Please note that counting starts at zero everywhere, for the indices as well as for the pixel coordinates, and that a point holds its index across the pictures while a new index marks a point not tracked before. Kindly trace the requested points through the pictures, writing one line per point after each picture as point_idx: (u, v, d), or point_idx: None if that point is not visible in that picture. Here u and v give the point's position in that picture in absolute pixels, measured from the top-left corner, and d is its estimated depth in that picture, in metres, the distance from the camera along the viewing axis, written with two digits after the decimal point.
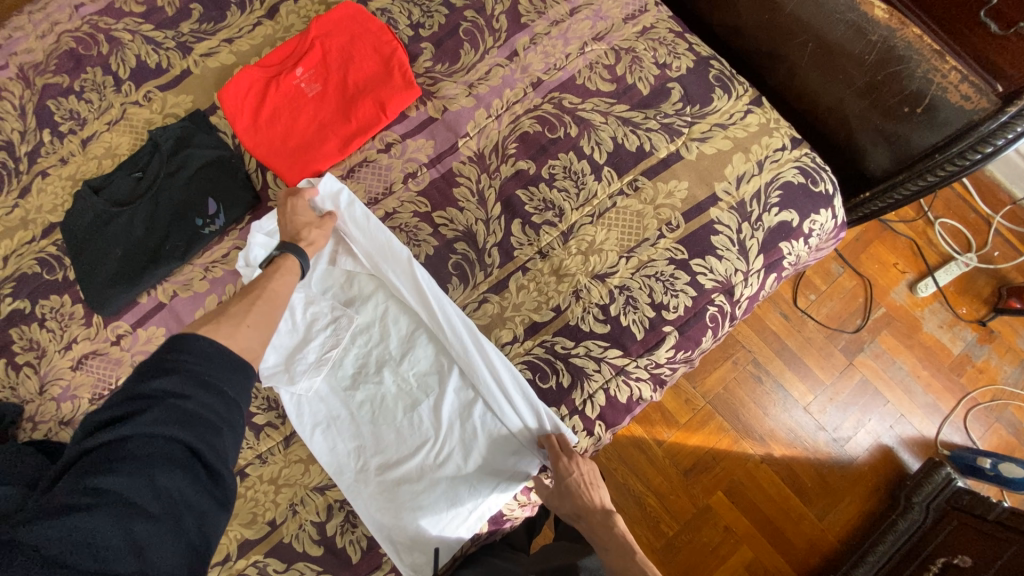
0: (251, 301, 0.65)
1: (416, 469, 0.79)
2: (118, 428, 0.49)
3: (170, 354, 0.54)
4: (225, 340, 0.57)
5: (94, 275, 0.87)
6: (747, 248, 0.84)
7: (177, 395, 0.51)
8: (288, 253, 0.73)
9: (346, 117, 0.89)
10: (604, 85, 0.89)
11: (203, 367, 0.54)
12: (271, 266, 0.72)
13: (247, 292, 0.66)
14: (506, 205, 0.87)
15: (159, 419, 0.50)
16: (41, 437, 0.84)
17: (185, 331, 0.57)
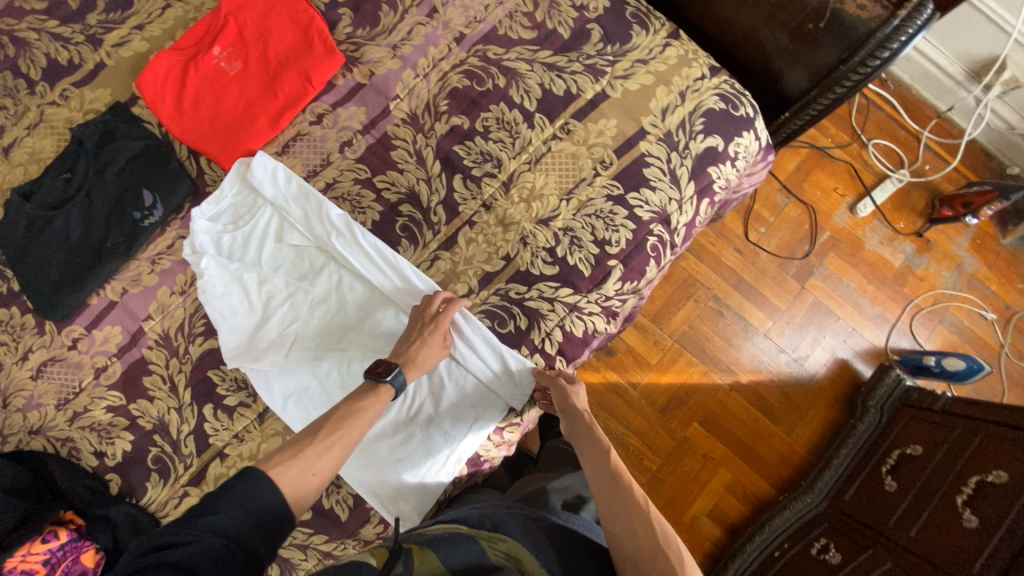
0: (331, 437, 0.68)
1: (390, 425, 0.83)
2: (168, 552, 0.54)
3: (230, 494, 0.58)
4: (283, 485, 0.62)
5: (39, 282, 0.86)
6: (679, 177, 0.88)
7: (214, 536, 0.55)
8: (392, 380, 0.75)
9: (273, 93, 0.89)
10: (526, 33, 0.91)
11: (251, 510, 0.58)
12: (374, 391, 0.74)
13: (334, 424, 0.69)
14: (445, 161, 0.88)
15: (200, 552, 0.54)
16: (13, 449, 0.84)
17: (256, 462, 0.62)
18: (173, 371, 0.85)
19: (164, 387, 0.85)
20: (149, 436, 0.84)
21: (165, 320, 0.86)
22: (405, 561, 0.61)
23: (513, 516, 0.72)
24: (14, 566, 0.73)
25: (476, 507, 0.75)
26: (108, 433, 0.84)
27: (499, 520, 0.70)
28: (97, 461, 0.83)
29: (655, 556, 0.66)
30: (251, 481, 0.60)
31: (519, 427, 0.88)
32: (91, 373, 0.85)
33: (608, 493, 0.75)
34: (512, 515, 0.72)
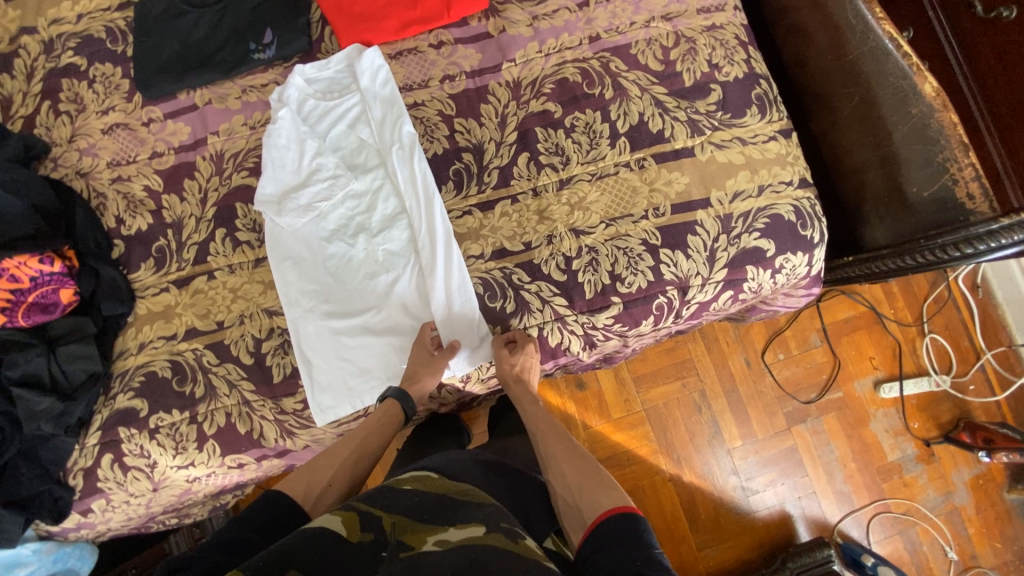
0: (344, 453, 0.80)
1: (355, 328, 0.89)
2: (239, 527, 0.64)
3: (260, 509, 0.68)
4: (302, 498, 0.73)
5: (148, 59, 0.95)
6: (716, 258, 0.89)
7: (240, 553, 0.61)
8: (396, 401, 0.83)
9: (412, 3, 0.94)
10: (654, 64, 0.92)
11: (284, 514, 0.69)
12: (380, 409, 0.84)
13: (348, 441, 0.81)
14: (522, 136, 0.92)
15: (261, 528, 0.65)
16: (57, 178, 0.94)
17: (285, 485, 0.74)
18: (209, 187, 0.93)
19: (196, 195, 0.93)
20: (163, 228, 0.92)
21: (226, 142, 0.94)
22: (379, 525, 0.58)
23: (471, 463, 0.78)
24: (9, 268, 0.82)
25: (441, 456, 0.78)
26: (134, 207, 0.93)
27: (457, 468, 0.74)
28: (115, 225, 0.93)
29: (585, 488, 0.72)
30: (281, 499, 0.71)
31: (458, 391, 0.95)
32: (148, 152, 0.94)
33: (547, 445, 0.82)
34: (472, 466, 0.77)
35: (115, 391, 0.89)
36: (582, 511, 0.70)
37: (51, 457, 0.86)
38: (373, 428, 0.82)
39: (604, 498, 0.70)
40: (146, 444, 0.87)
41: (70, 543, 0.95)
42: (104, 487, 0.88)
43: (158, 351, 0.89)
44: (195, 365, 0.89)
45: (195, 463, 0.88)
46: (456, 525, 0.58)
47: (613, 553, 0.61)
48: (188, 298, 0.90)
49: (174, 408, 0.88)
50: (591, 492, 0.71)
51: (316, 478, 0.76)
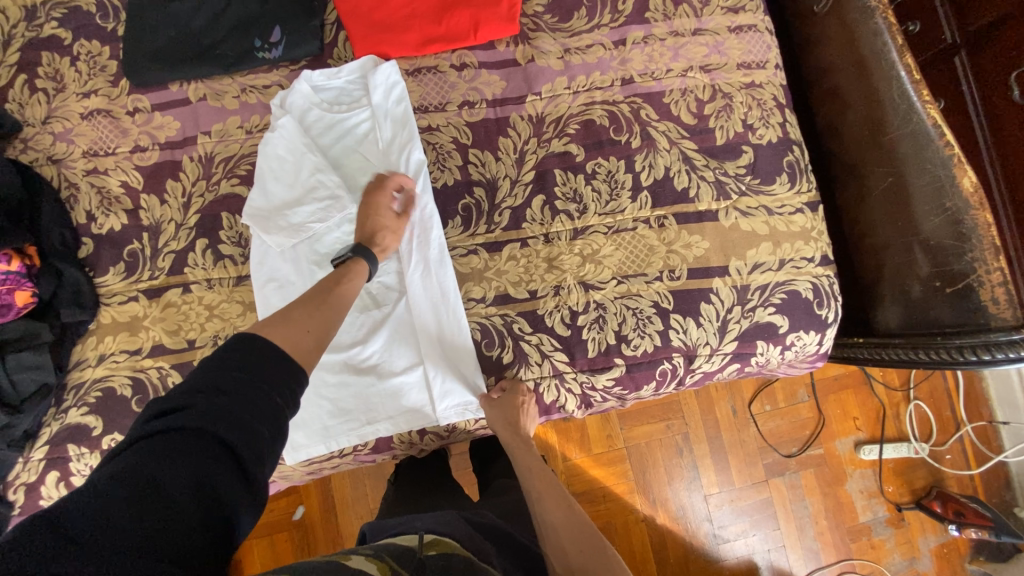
0: (317, 300, 0.64)
1: (337, 363, 0.82)
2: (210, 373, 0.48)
3: (224, 354, 0.50)
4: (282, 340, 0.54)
5: (139, 41, 0.86)
6: (727, 329, 0.85)
7: (232, 393, 0.47)
8: (362, 258, 0.75)
9: (437, 18, 0.86)
10: (687, 116, 0.87)
11: (263, 355, 0.51)
12: (344, 267, 0.72)
13: (316, 290, 0.65)
14: (539, 177, 0.86)
15: (239, 368, 0.49)
16: (24, 161, 0.85)
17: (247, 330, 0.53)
18: (194, 191, 0.85)
19: (178, 199, 0.85)
20: (138, 231, 0.84)
21: (217, 145, 0.86)
22: None
23: (474, 524, 0.73)
24: None
25: (456, 515, 0.74)
26: (108, 205, 0.84)
27: (475, 538, 0.68)
28: (85, 221, 0.84)
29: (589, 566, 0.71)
30: (256, 341, 0.52)
31: (439, 439, 0.89)
32: (129, 146, 0.86)
33: (544, 507, 0.79)
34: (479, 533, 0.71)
35: (67, 405, 0.82)
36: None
37: None
38: (340, 284, 0.69)
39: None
40: (97, 465, 0.81)
41: None
42: (46, 506, 0.82)
43: (119, 364, 0.82)
44: (159, 385, 0.81)
45: None
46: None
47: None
48: (158, 311, 0.83)
49: None
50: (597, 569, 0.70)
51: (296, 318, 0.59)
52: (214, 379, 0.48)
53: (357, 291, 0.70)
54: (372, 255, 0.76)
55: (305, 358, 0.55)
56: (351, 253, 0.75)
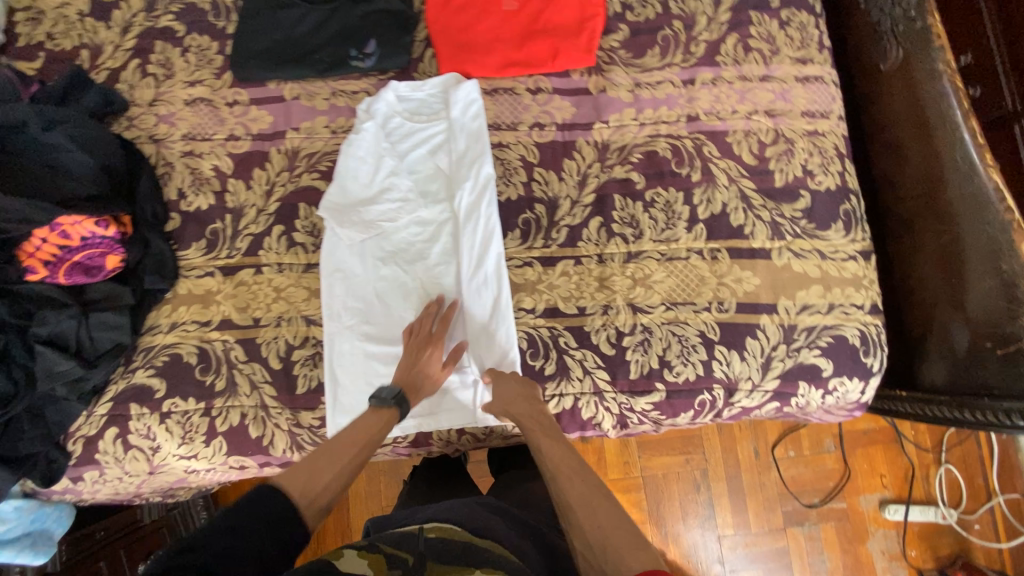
0: (348, 446, 0.72)
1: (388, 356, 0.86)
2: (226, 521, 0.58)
3: (229, 527, 0.57)
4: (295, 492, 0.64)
5: (247, 41, 0.94)
6: (770, 366, 0.86)
7: (225, 556, 0.55)
8: (395, 400, 0.77)
9: (519, 45, 0.93)
10: (748, 157, 0.90)
11: (263, 521, 0.59)
12: (377, 407, 0.76)
13: (340, 438, 0.73)
14: (599, 199, 0.90)
15: (247, 528, 0.58)
16: (128, 137, 0.93)
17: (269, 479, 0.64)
18: (277, 181, 0.91)
19: (262, 186, 0.91)
20: (222, 212, 0.90)
21: (304, 141, 0.92)
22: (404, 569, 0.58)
23: (477, 505, 0.75)
24: (64, 224, 0.79)
25: (459, 500, 0.77)
26: (198, 185, 0.91)
27: (479, 518, 0.70)
28: (175, 198, 0.91)
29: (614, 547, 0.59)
30: (273, 493, 0.62)
31: (475, 441, 0.91)
32: (225, 134, 0.93)
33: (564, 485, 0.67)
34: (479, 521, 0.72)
35: (135, 365, 0.87)
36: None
37: (55, 420, 0.84)
38: (367, 428, 0.74)
39: (634, 558, 0.57)
40: (154, 426, 0.85)
41: (51, 503, 0.96)
42: (102, 460, 0.86)
43: (188, 333, 0.87)
44: (222, 357, 0.86)
45: (199, 456, 0.85)
46: (483, 569, 0.58)
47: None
48: (231, 288, 0.88)
49: (191, 396, 0.86)
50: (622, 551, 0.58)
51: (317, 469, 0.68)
52: (219, 542, 0.56)
53: (383, 432, 0.75)
54: (405, 394, 0.78)
55: (305, 509, 0.63)
56: (386, 388, 0.78)
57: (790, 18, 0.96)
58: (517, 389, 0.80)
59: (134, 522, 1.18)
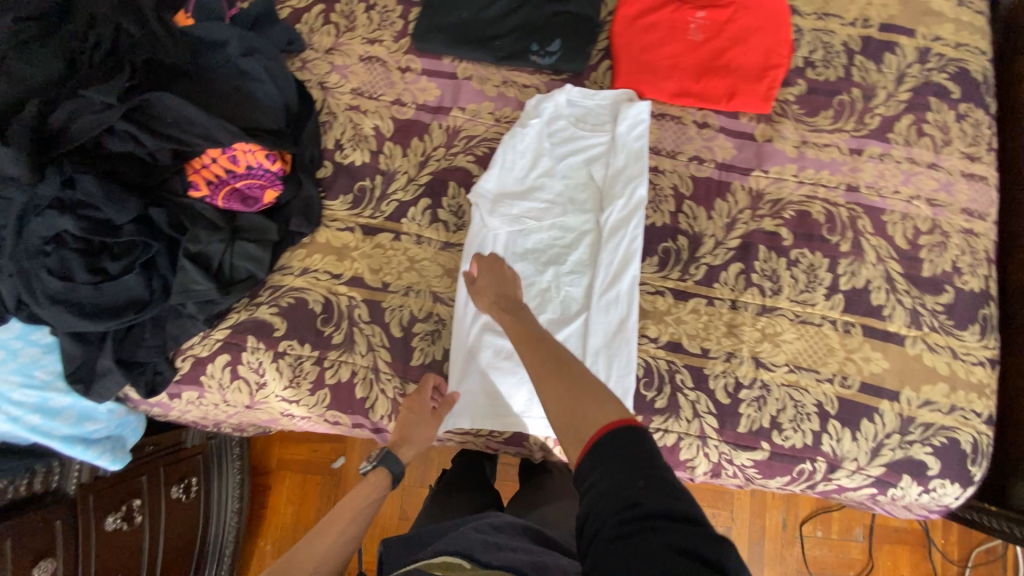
0: (340, 513, 0.79)
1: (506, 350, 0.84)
2: None
3: None
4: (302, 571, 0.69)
5: (434, 13, 0.96)
6: (878, 453, 0.85)
7: None
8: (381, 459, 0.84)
9: (697, 76, 0.93)
10: (901, 240, 0.90)
11: None
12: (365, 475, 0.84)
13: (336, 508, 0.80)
14: (743, 246, 0.89)
15: None
16: (300, 79, 0.94)
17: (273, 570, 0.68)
18: (433, 154, 0.92)
19: (417, 156, 0.92)
20: (374, 172, 0.92)
21: (467, 121, 0.93)
22: None
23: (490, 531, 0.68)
24: (239, 149, 0.80)
25: (469, 526, 0.70)
26: (357, 141, 0.92)
27: (491, 550, 0.63)
28: (332, 147, 0.92)
29: (577, 403, 0.60)
30: None
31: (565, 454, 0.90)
32: (392, 96, 0.94)
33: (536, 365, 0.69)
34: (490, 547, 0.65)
35: (260, 300, 0.88)
36: (576, 430, 0.58)
37: (173, 334, 0.84)
38: (359, 492, 0.82)
39: (602, 410, 0.58)
40: (265, 362, 0.86)
41: (135, 413, 0.93)
42: (204, 383, 0.87)
43: (317, 282, 0.88)
44: (346, 312, 0.87)
45: (301, 402, 0.86)
46: None
47: (604, 466, 0.52)
48: (367, 248, 0.89)
49: (307, 342, 0.86)
50: (585, 407, 0.59)
51: (316, 538, 0.74)
52: None
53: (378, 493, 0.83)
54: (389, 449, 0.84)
55: None
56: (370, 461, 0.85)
57: (969, 112, 0.95)
58: (508, 278, 0.83)
59: (177, 445, 1.14)
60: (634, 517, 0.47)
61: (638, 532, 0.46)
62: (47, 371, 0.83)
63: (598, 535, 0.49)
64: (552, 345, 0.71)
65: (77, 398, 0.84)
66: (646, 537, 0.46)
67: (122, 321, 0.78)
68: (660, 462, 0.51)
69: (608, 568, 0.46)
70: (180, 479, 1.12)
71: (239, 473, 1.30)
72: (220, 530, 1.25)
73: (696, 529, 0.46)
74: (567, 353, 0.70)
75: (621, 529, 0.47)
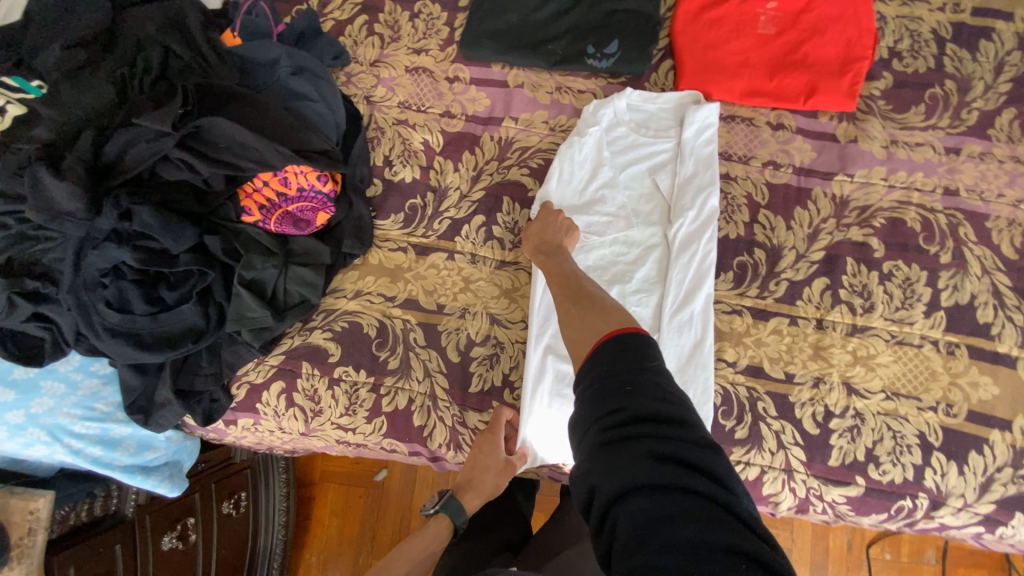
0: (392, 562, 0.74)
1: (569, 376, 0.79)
2: None
3: None
4: None
5: (482, 17, 0.91)
6: (989, 489, 0.76)
7: None
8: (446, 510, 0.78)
9: (770, 74, 0.85)
10: (1010, 249, 0.80)
11: None
12: (432, 518, 0.79)
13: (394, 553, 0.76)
14: (828, 259, 0.81)
15: None
16: (346, 94, 0.91)
17: None
18: (485, 168, 0.88)
19: (469, 171, 0.88)
20: (425, 188, 0.88)
21: (520, 132, 0.88)
22: None
23: None
24: (291, 173, 0.77)
25: None
26: (406, 156, 0.88)
27: None
28: (380, 164, 0.89)
29: (590, 324, 0.58)
30: None
31: None
32: (441, 109, 0.90)
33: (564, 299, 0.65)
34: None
35: (314, 324, 0.85)
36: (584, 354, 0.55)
37: (228, 361, 0.82)
38: (421, 537, 0.77)
39: (610, 326, 0.55)
40: (320, 389, 0.83)
41: (191, 438, 0.91)
42: (260, 410, 0.85)
43: (370, 305, 0.85)
44: (401, 337, 0.84)
45: (358, 431, 0.83)
46: None
47: (595, 375, 0.50)
48: (421, 269, 0.86)
49: (362, 369, 0.83)
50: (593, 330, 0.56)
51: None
52: None
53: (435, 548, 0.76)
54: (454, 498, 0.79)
55: None
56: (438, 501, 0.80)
57: None
58: (562, 230, 0.80)
59: (226, 460, 1.11)
60: (621, 423, 0.45)
61: (623, 439, 0.45)
62: (107, 403, 0.82)
63: (583, 440, 0.47)
64: (583, 286, 0.68)
65: (136, 428, 0.83)
66: (630, 443, 0.44)
67: (178, 351, 0.76)
68: (654, 367, 0.48)
69: (591, 469, 0.45)
70: (230, 494, 1.09)
71: (285, 486, 1.24)
72: (268, 543, 1.20)
73: (684, 437, 0.44)
74: (591, 290, 0.66)
75: (605, 437, 0.45)
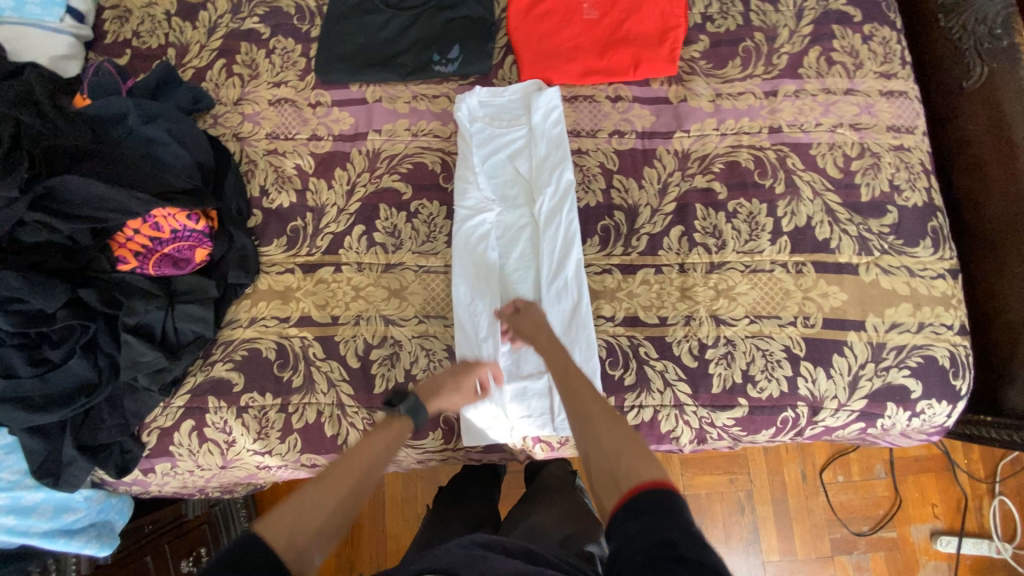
0: (347, 467, 0.66)
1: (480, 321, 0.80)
2: None
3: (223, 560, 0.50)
4: (276, 541, 0.54)
5: (331, 44, 0.97)
6: (858, 386, 0.84)
7: None
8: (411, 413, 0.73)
9: (600, 53, 0.94)
10: (833, 170, 0.89)
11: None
12: (388, 419, 0.72)
13: (348, 454, 0.67)
14: (680, 209, 0.89)
15: None
16: (214, 135, 0.94)
17: (248, 531, 0.54)
18: (358, 181, 0.92)
19: (343, 186, 0.92)
20: (304, 210, 0.92)
21: (385, 142, 0.94)
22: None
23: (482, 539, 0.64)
24: (158, 216, 0.80)
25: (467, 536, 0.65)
26: (281, 183, 0.93)
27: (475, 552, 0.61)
28: (258, 195, 0.92)
29: (614, 451, 0.59)
30: (255, 546, 0.52)
31: (550, 451, 0.89)
32: (308, 133, 0.95)
33: (577, 411, 0.66)
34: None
35: (214, 358, 0.87)
36: (617, 479, 0.56)
37: (133, 410, 0.83)
38: (374, 441, 0.69)
39: (641, 463, 0.56)
40: (230, 420, 0.85)
41: (116, 495, 0.92)
42: (174, 452, 0.85)
43: (267, 329, 0.88)
44: (301, 354, 0.86)
45: (273, 453, 0.85)
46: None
47: (638, 514, 0.50)
48: (311, 285, 0.89)
49: (268, 391, 0.85)
50: (627, 457, 0.58)
51: (302, 515, 0.58)
52: None
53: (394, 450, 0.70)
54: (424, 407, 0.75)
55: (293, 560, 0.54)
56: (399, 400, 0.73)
57: (873, 33, 0.95)
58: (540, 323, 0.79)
59: (178, 517, 1.08)
60: (663, 557, 0.45)
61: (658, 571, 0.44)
62: (13, 471, 0.82)
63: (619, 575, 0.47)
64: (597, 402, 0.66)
65: (49, 491, 0.83)
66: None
67: (72, 408, 0.77)
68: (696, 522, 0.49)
69: None
70: (188, 552, 1.06)
71: None
72: None
73: None
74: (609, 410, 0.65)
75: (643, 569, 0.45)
